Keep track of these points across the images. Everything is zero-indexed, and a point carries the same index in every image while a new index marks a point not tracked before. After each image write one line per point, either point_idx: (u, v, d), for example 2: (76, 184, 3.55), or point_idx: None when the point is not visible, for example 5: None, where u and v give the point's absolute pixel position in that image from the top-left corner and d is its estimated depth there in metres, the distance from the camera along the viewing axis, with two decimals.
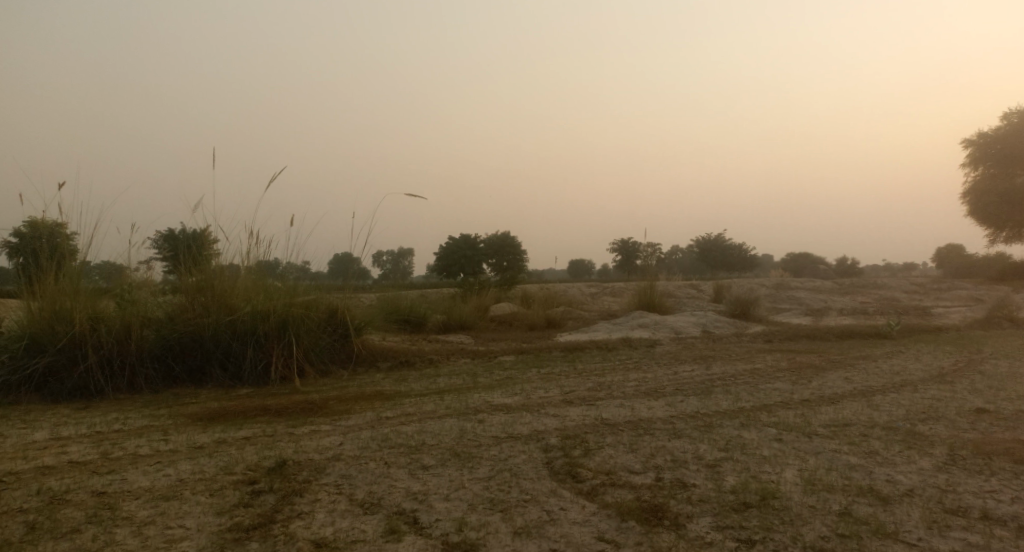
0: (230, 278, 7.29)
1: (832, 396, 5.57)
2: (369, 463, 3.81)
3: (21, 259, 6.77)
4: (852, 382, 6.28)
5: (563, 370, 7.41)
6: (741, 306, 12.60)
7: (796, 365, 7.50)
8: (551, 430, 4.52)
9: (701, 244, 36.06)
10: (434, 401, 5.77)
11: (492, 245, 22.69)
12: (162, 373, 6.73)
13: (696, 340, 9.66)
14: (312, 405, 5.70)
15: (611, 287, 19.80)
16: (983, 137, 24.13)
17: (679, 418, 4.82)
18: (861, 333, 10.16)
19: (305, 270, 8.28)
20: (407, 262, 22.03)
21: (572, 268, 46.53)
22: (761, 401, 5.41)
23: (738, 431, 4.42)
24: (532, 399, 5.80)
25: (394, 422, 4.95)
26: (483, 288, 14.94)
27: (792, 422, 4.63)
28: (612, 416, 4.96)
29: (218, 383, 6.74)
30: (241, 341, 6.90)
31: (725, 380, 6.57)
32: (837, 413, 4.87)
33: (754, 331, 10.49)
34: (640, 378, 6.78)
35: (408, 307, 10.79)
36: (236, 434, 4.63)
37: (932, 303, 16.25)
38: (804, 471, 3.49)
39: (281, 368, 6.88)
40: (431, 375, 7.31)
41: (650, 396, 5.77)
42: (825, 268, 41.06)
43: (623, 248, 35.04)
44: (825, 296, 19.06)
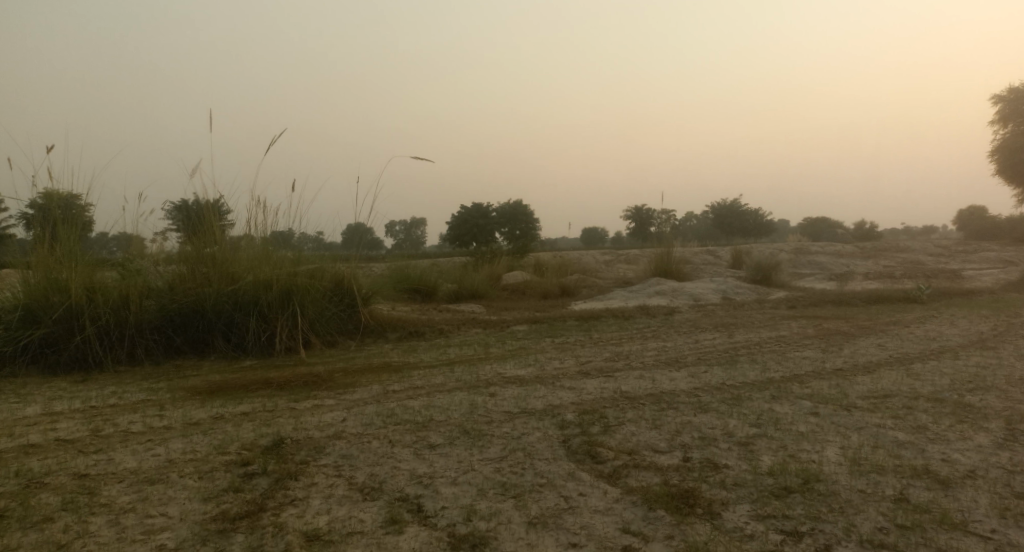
0: (234, 249, 7.01)
1: (866, 364, 5.23)
2: (372, 441, 3.53)
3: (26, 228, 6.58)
4: (886, 350, 5.93)
5: (579, 339, 7.11)
6: (762, 271, 12.18)
7: (824, 332, 7.14)
8: (567, 405, 4.22)
9: (717, 210, 35.36)
10: (444, 373, 5.49)
11: (504, 213, 22.44)
12: (163, 344, 6.51)
13: (717, 307, 9.31)
14: (317, 378, 5.44)
15: (626, 254, 19.41)
16: (1012, 93, 23.22)
17: (704, 391, 4.50)
18: (889, 297, 9.74)
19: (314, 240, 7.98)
20: (419, 232, 21.72)
21: (586, 236, 46.12)
22: (791, 371, 5.08)
23: (769, 404, 4.10)
24: (546, 370, 5.52)
25: (401, 396, 4.67)
26: (495, 256, 14.64)
27: (828, 393, 4.30)
28: (632, 389, 4.66)
29: (221, 355, 6.52)
30: (243, 311, 6.65)
31: (750, 349, 6.24)
32: (875, 383, 4.53)
33: (776, 297, 10.12)
34: (659, 348, 6.46)
35: (418, 276, 10.51)
36: (234, 410, 4.38)
37: (958, 266, 15.68)
38: (848, 449, 3.16)
39: (286, 338, 6.64)
40: (441, 345, 7.04)
41: (671, 366, 5.46)
42: (844, 232, 40.36)
43: (638, 215, 34.40)
44: (846, 260, 18.54)
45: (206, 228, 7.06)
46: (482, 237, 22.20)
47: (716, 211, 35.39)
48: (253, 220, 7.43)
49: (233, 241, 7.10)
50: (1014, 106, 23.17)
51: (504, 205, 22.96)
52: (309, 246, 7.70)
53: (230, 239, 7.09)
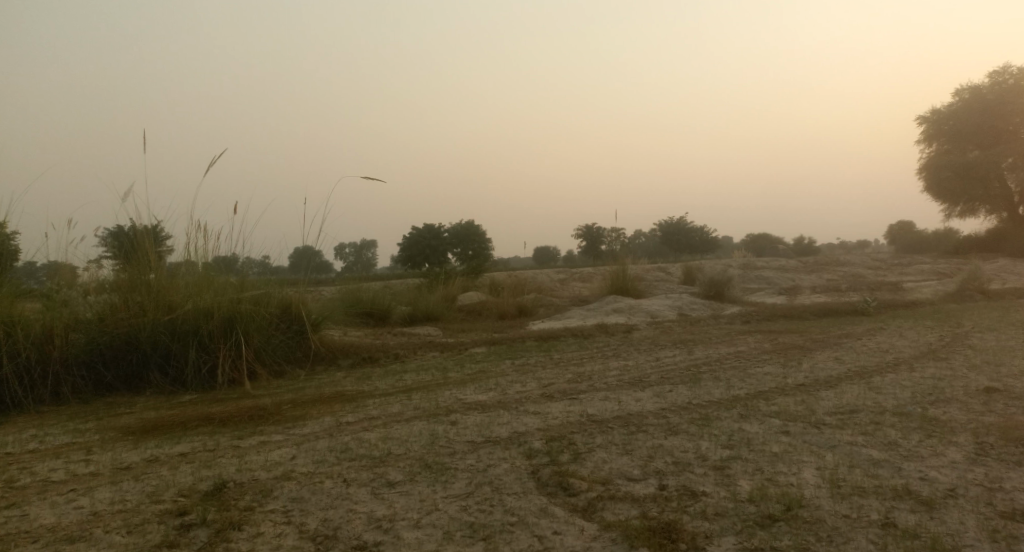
0: (171, 276, 6.60)
1: (828, 379, 5.22)
2: (324, 482, 3.26)
3: None
4: (844, 363, 5.96)
5: (539, 360, 6.93)
6: (714, 287, 12.30)
7: (781, 347, 7.17)
8: (533, 431, 4.03)
9: (665, 228, 35.98)
10: (401, 402, 5.22)
11: (456, 234, 22.21)
12: (92, 381, 6.03)
13: (674, 324, 9.30)
14: (263, 412, 5.10)
15: (579, 273, 19.44)
16: (936, 113, 24.52)
17: (672, 411, 4.38)
18: (838, 311, 9.92)
19: (260, 264, 7.62)
20: (369, 255, 21.29)
21: (538, 255, 46.30)
22: (755, 388, 5.02)
23: (739, 423, 4.00)
24: (508, 394, 5.31)
25: (355, 429, 4.39)
26: (449, 277, 14.39)
27: (795, 410, 4.24)
28: (598, 412, 4.50)
29: (157, 390, 6.08)
30: (181, 342, 6.23)
31: (711, 366, 6.18)
32: (839, 398, 4.50)
33: (730, 312, 10.20)
34: (621, 367, 6.34)
35: (370, 299, 10.18)
36: (171, 451, 4.02)
37: (897, 278, 16.24)
38: (825, 470, 3.07)
39: (229, 369, 6.25)
40: (396, 371, 6.76)
41: (635, 386, 5.33)
42: (785, 247, 41.72)
43: (589, 235, 34.66)
44: (792, 275, 19.02)
45: (139, 255, 6.60)
46: (434, 259, 21.91)
47: (664, 229, 36.02)
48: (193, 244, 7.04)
49: (168, 269, 6.67)
50: (939, 125, 24.45)
51: (456, 226, 22.78)
52: (254, 271, 7.39)
53: (166, 267, 6.65)
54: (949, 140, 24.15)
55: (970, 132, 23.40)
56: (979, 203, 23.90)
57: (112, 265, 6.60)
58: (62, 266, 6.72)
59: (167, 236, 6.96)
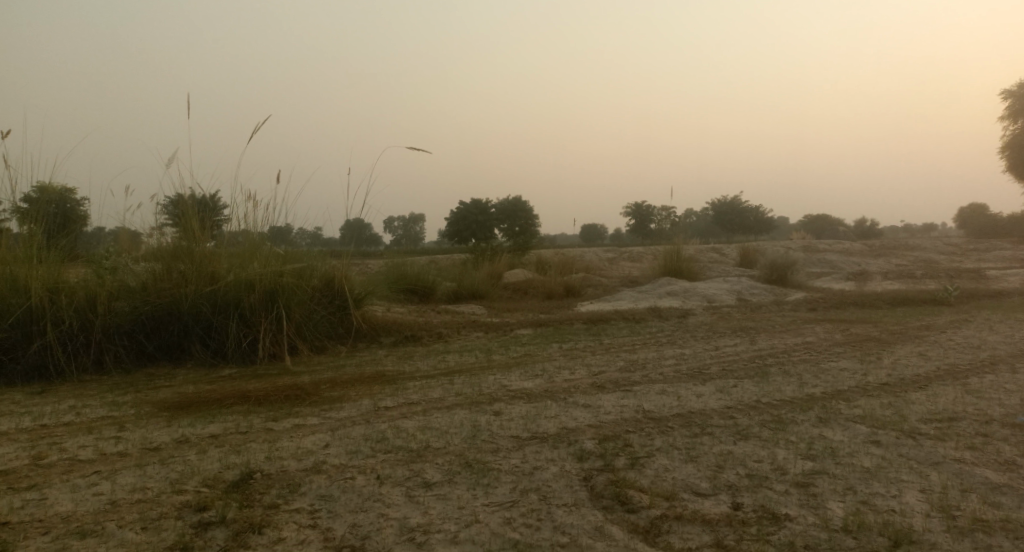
0: (217, 247, 6.47)
1: (914, 378, 4.68)
2: (356, 478, 2.97)
3: (29, 227, 5.99)
4: (931, 360, 5.37)
5: (589, 345, 6.54)
6: (776, 271, 11.59)
7: (854, 338, 6.59)
8: (584, 428, 3.66)
9: (718, 207, 34.72)
10: (443, 386, 4.93)
11: (504, 209, 21.85)
12: (133, 351, 5.93)
13: (732, 310, 8.75)
14: (300, 391, 4.88)
15: (629, 252, 18.82)
16: (1023, 87, 22.67)
17: (739, 411, 3.94)
18: (913, 299, 9.17)
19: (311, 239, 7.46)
20: (418, 228, 21.10)
21: (585, 233, 45.60)
22: (832, 386, 4.52)
23: (818, 429, 3.54)
24: (556, 382, 4.95)
25: (393, 415, 4.11)
26: (495, 254, 14.05)
27: (882, 415, 3.75)
28: (656, 407, 4.10)
29: (198, 363, 5.96)
30: (222, 315, 6.08)
31: (778, 358, 5.67)
32: (933, 403, 3.99)
33: (794, 298, 9.56)
34: (678, 356, 5.90)
35: (416, 275, 9.94)
36: (202, 431, 3.81)
37: (973, 264, 15.10)
38: (932, 494, 2.61)
39: (270, 344, 6.08)
40: (439, 351, 6.47)
41: (695, 379, 4.89)
42: (844, 229, 39.98)
43: (639, 213, 33.69)
44: (857, 259, 18.01)
45: (187, 223, 6.49)
46: (481, 234, 21.60)
47: (716, 208, 34.80)
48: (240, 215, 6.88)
49: (213, 240, 6.53)
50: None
51: (504, 202, 22.38)
52: (305, 241, 7.39)
53: (211, 239, 6.51)
54: None
55: None
56: None
57: (163, 230, 6.50)
58: (125, 232, 6.71)
59: (225, 208, 6.88)
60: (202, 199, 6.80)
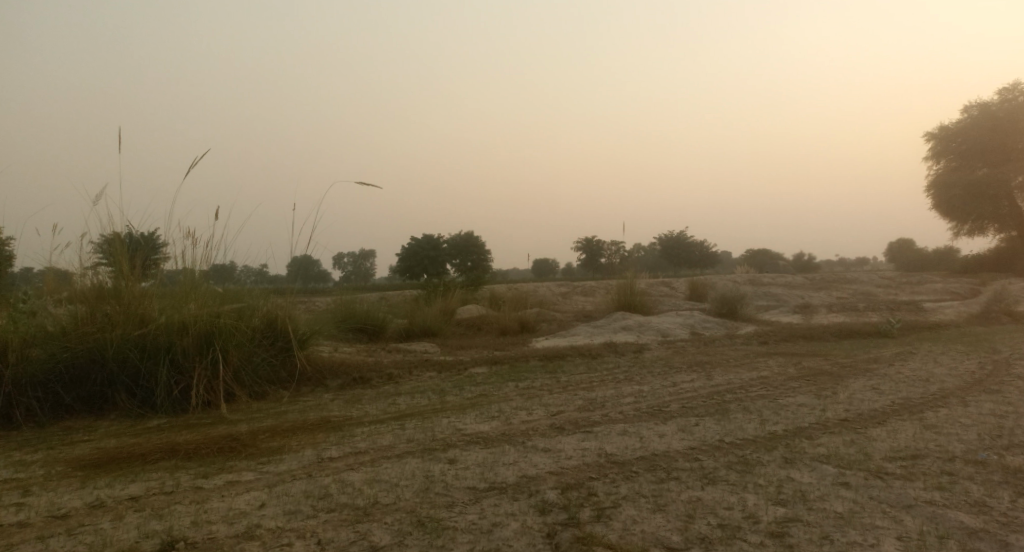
0: (149, 287, 6.05)
1: (872, 413, 4.66)
2: (294, 544, 2.66)
3: None
4: (885, 393, 5.39)
5: (545, 383, 6.35)
6: (727, 304, 11.70)
7: (808, 372, 6.60)
8: (544, 476, 3.44)
9: (665, 242, 35.39)
10: (393, 432, 4.64)
11: (456, 244, 21.68)
12: (48, 403, 5.43)
13: (687, 344, 8.72)
14: (236, 442, 4.51)
15: (582, 286, 18.83)
16: (945, 130, 24.07)
17: (704, 452, 3.80)
18: (859, 332, 9.35)
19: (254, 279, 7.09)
20: (368, 264, 20.66)
21: (536, 267, 45.79)
22: (793, 423, 4.44)
23: (785, 470, 3.42)
24: (512, 424, 4.72)
25: (339, 467, 3.80)
26: (448, 289, 13.80)
27: (847, 454, 3.67)
28: (618, 450, 3.92)
29: (123, 413, 5.49)
30: (151, 360, 5.65)
31: (737, 393, 5.60)
32: (894, 439, 3.94)
33: (746, 332, 9.62)
34: (636, 393, 5.76)
35: (364, 312, 9.58)
36: (120, 494, 3.42)
37: (909, 297, 15.65)
38: (909, 541, 2.50)
39: (204, 391, 5.67)
40: (389, 394, 6.16)
41: (656, 418, 4.75)
42: (785, 263, 41.30)
43: (589, 247, 33.97)
44: (800, 292, 18.48)
45: (117, 258, 6.03)
46: (432, 269, 21.31)
47: (665, 243, 35.47)
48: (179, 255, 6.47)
49: (144, 277, 6.09)
50: (946, 142, 24.00)
51: (456, 237, 22.22)
52: (251, 280, 7.14)
53: (141, 276, 6.07)
54: (956, 156, 23.73)
55: (979, 148, 22.95)
56: (988, 221, 23.41)
57: (92, 267, 6.02)
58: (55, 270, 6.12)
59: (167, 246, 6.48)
60: (140, 238, 6.42)
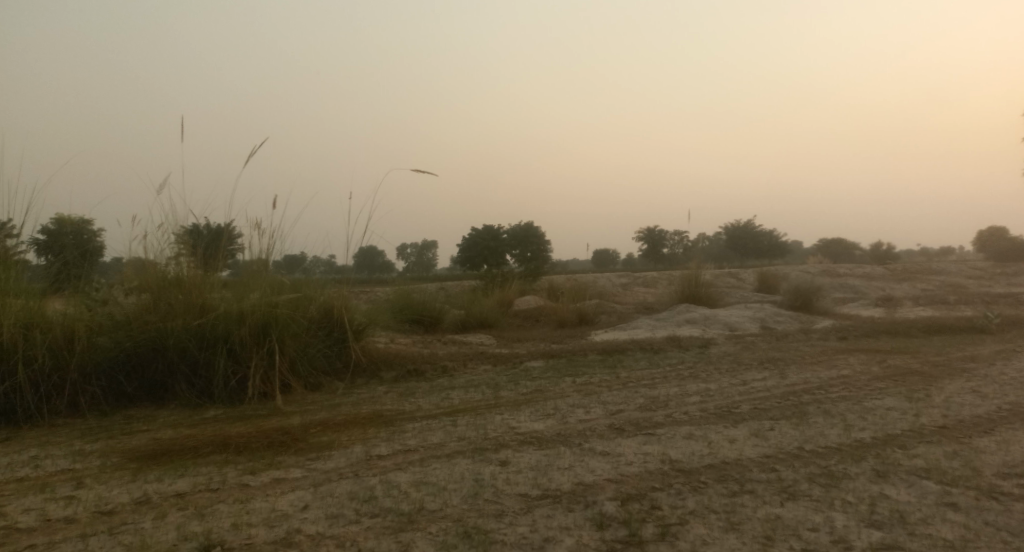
0: (209, 276, 6.08)
1: (974, 420, 4.15)
2: None
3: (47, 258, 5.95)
4: (987, 397, 4.83)
5: (604, 379, 6.04)
6: (800, 297, 11.02)
7: (895, 371, 6.04)
8: (603, 484, 3.16)
9: (732, 231, 34.17)
10: (444, 429, 4.45)
11: (515, 235, 21.49)
12: (113, 391, 5.52)
13: (757, 339, 8.21)
14: (287, 436, 4.42)
15: (644, 277, 18.28)
16: None
17: (781, 462, 3.43)
18: (951, 327, 8.58)
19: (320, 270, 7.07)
20: (429, 255, 20.71)
21: (596, 258, 45.14)
22: (882, 429, 3.99)
23: (878, 486, 3.02)
24: (569, 424, 4.45)
25: (386, 467, 3.63)
26: (506, 280, 13.61)
27: (950, 468, 3.23)
28: (684, 456, 3.60)
29: (183, 403, 5.54)
30: (209, 351, 5.66)
31: (815, 394, 5.14)
32: (1005, 452, 3.45)
33: (822, 326, 8.99)
34: (703, 392, 5.39)
35: (421, 303, 9.50)
36: (167, 490, 3.35)
37: (1005, 289, 14.43)
38: None
39: (260, 382, 5.65)
40: (442, 387, 5.99)
41: (725, 420, 4.38)
42: (861, 252, 39.21)
43: (652, 237, 33.13)
44: (880, 283, 17.36)
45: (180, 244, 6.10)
46: (492, 260, 21.20)
47: (731, 233, 34.22)
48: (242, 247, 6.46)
49: (203, 265, 6.15)
50: None
51: (516, 227, 22.01)
52: (320, 271, 7.08)
53: (200, 263, 6.13)
54: None
55: None
56: None
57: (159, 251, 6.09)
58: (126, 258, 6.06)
59: (233, 234, 6.49)
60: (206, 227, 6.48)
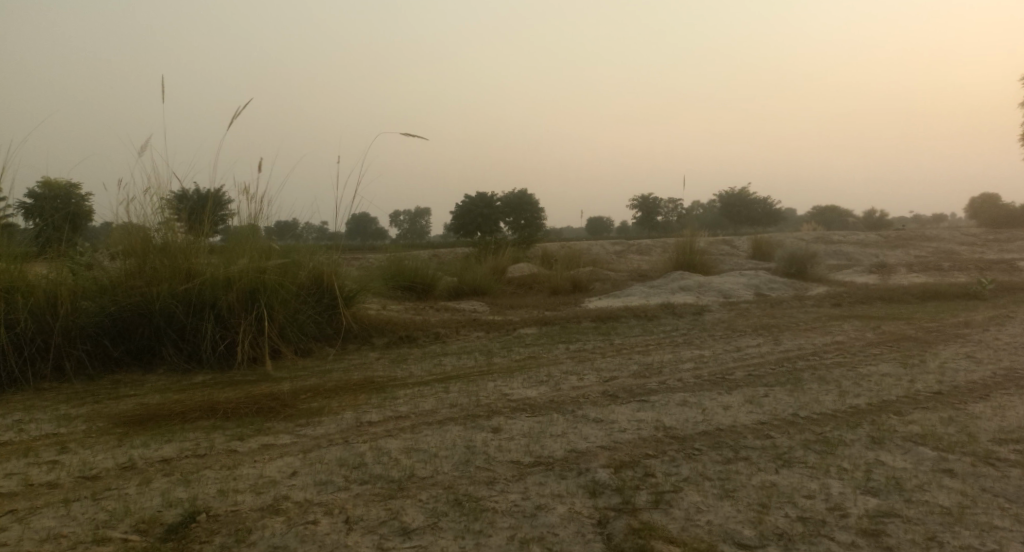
0: (196, 240, 5.96)
1: (969, 386, 4.12)
2: (319, 522, 2.43)
3: (36, 220, 5.93)
4: (982, 363, 4.80)
5: (598, 346, 5.99)
6: (795, 264, 10.98)
7: (889, 338, 6.02)
8: (596, 451, 3.12)
9: (726, 199, 34.04)
10: (436, 395, 4.40)
11: (509, 202, 21.30)
12: (99, 356, 5.43)
13: (751, 306, 8.18)
14: (277, 402, 4.36)
15: (638, 244, 18.20)
16: None
17: (776, 428, 3.39)
18: (945, 293, 8.56)
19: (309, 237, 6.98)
20: (423, 222, 20.53)
21: (590, 226, 44.97)
22: (877, 396, 3.96)
23: (874, 453, 2.98)
24: (562, 390, 4.41)
25: (377, 433, 3.58)
26: (499, 247, 13.50)
27: (947, 434, 3.20)
28: (678, 423, 3.56)
29: (171, 368, 5.46)
30: (197, 316, 5.57)
31: (809, 361, 5.11)
32: (1001, 418, 3.43)
33: (816, 293, 8.96)
34: (697, 358, 5.36)
35: (414, 269, 9.40)
36: (153, 455, 3.29)
37: (999, 256, 14.44)
38: None
39: (249, 347, 5.58)
40: (434, 354, 5.93)
41: (720, 387, 4.35)
42: (854, 219, 39.18)
43: (646, 204, 32.95)
44: (874, 250, 17.34)
45: (166, 207, 5.97)
46: (486, 227, 21.05)
47: (725, 200, 34.08)
48: (231, 212, 6.33)
49: (189, 229, 6.00)
50: None
51: (510, 194, 21.80)
52: (313, 237, 7.02)
53: (186, 227, 5.99)
54: None
55: None
56: None
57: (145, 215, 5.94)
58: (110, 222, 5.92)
59: (220, 199, 6.35)
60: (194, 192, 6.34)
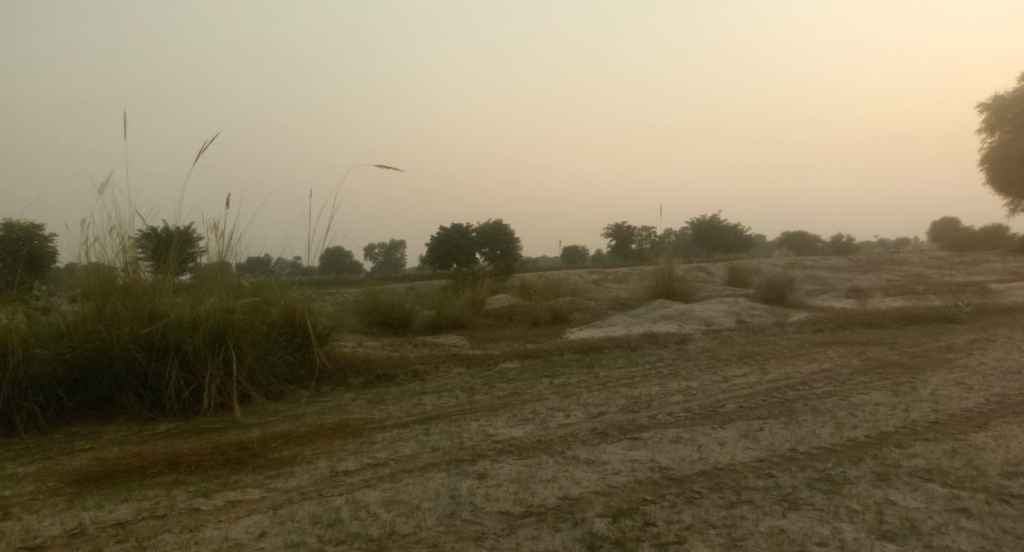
0: (161, 280, 5.67)
1: (966, 414, 4.02)
2: None
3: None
4: (973, 389, 4.72)
5: (583, 380, 5.80)
6: (773, 290, 10.97)
7: (876, 364, 5.94)
8: (591, 497, 2.92)
9: (698, 226, 34.42)
10: (416, 438, 4.16)
11: (485, 232, 21.18)
12: (52, 407, 5.08)
13: (734, 333, 8.08)
14: (245, 451, 4.08)
15: (615, 273, 18.15)
16: (998, 100, 22.62)
17: (776, 466, 3.23)
18: (923, 316, 8.58)
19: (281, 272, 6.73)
20: (398, 254, 20.26)
21: (565, 256, 45.05)
22: (875, 427, 3.83)
23: (882, 491, 2.83)
24: (549, 429, 4.20)
25: (354, 484, 3.33)
26: (477, 278, 13.30)
27: (954, 468, 3.07)
28: (674, 462, 3.37)
29: (131, 418, 5.13)
30: (160, 360, 5.27)
31: (800, 390, 4.98)
32: (1005, 449, 3.31)
33: (797, 319, 8.92)
34: (685, 390, 5.20)
35: (390, 303, 9.14)
36: (107, 518, 3.00)
37: (968, 277, 14.66)
38: None
39: (216, 392, 5.28)
40: (413, 393, 5.68)
41: (713, 421, 4.18)
42: (823, 244, 39.89)
43: (621, 233, 33.15)
44: (847, 274, 17.53)
45: (128, 245, 5.67)
46: (462, 259, 20.87)
47: (697, 227, 34.45)
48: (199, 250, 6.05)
49: (153, 268, 5.70)
50: (1000, 113, 22.52)
51: (485, 225, 21.69)
52: (286, 272, 6.76)
53: (150, 266, 5.68)
54: (1012, 129, 22.20)
55: None
56: None
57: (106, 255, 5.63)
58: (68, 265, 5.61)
59: (186, 237, 6.07)
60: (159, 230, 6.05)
